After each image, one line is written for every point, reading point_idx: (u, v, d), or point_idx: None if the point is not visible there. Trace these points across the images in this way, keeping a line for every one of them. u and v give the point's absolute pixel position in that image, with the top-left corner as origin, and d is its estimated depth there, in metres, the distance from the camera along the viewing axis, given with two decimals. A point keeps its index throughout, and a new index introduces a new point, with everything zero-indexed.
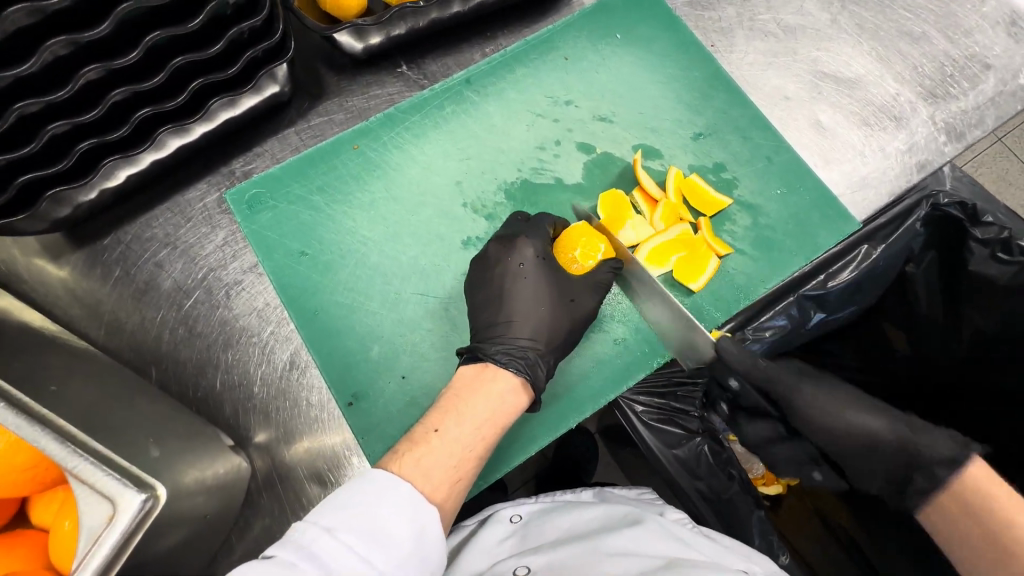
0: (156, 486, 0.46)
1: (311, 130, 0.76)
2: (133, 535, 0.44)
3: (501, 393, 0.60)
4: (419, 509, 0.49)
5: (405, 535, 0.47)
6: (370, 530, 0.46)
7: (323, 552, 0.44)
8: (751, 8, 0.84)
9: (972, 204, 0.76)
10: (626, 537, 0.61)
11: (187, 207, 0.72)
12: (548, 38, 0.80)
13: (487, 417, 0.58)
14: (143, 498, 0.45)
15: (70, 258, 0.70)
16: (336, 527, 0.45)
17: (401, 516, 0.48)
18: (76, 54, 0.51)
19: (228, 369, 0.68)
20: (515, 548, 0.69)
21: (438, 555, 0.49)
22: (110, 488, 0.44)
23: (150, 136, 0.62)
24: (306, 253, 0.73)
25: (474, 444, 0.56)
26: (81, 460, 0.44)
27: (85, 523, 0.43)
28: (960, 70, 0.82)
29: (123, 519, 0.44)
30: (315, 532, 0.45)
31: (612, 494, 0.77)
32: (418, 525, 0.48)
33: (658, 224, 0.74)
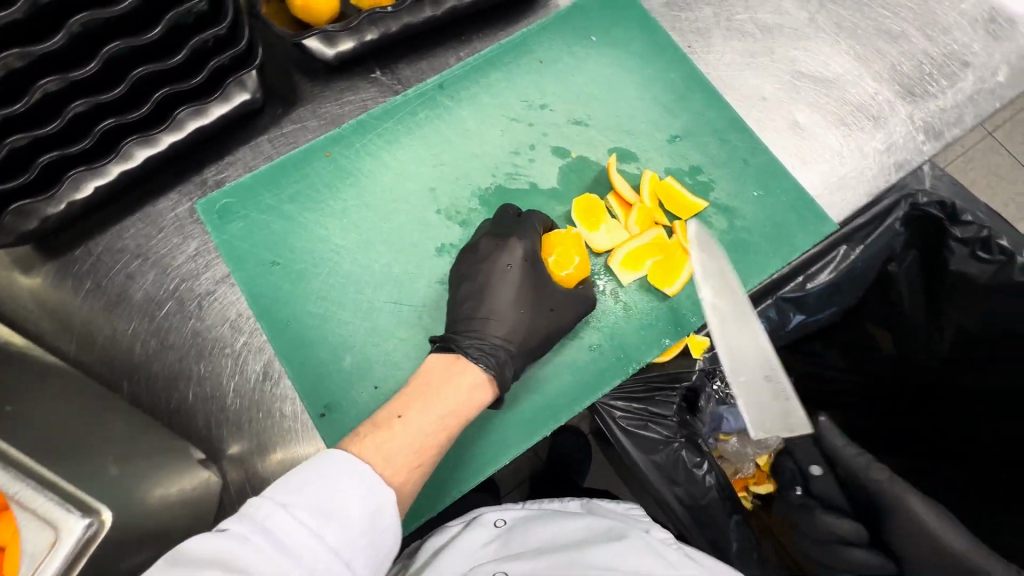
0: (102, 511, 0.45)
1: (284, 138, 0.75)
2: (77, 558, 0.44)
3: (470, 386, 0.61)
4: (374, 493, 0.50)
5: (359, 516, 0.48)
6: (324, 510, 0.47)
7: (276, 528, 0.45)
8: (728, 8, 0.82)
9: (952, 202, 0.76)
10: (612, 552, 0.61)
11: (158, 218, 0.71)
12: (522, 41, 0.79)
13: (453, 408, 0.58)
14: (85, 523, 0.44)
15: (40, 271, 0.69)
16: (290, 504, 0.47)
17: (355, 498, 0.48)
18: (33, 67, 0.51)
19: (201, 382, 0.67)
20: (497, 553, 0.68)
21: (391, 538, 0.50)
22: (54, 514, 0.44)
23: (115, 147, 0.62)
24: (277, 263, 0.73)
25: (439, 433, 0.56)
26: (24, 485, 0.44)
27: (25, 550, 0.43)
28: (939, 68, 0.81)
29: (67, 543, 0.43)
30: (270, 508, 0.46)
31: (599, 506, 0.76)
32: (372, 508, 0.49)
33: (634, 228, 0.73)
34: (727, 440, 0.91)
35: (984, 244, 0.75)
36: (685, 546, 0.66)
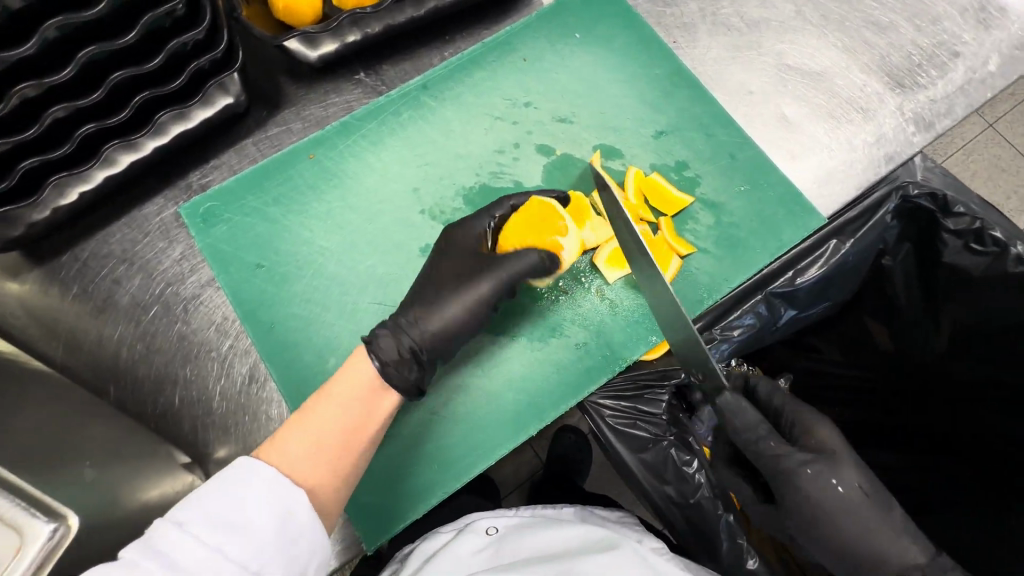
0: (70, 514, 0.39)
1: (269, 141, 0.75)
2: (41, 568, 0.38)
3: (364, 375, 0.58)
4: (282, 498, 0.49)
5: (265, 521, 0.47)
6: (224, 523, 0.46)
7: (176, 551, 0.44)
8: (713, 3, 0.82)
9: (943, 194, 0.74)
10: (598, 563, 0.62)
11: (144, 222, 0.71)
12: (505, 40, 0.79)
13: (348, 400, 0.56)
14: (51, 529, 0.38)
15: (28, 277, 0.69)
16: (186, 522, 0.45)
17: (260, 505, 0.48)
18: (8, 73, 0.51)
19: (187, 385, 0.67)
20: (488, 562, 0.67)
21: (308, 542, 0.50)
22: (17, 518, 0.38)
23: (98, 152, 0.62)
24: (262, 265, 0.73)
25: (339, 427, 0.55)
26: None
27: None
28: (929, 59, 0.80)
29: (31, 550, 0.38)
30: (168, 527, 0.45)
31: (590, 514, 0.75)
32: (280, 512, 0.48)
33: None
34: None
35: (980, 236, 0.73)
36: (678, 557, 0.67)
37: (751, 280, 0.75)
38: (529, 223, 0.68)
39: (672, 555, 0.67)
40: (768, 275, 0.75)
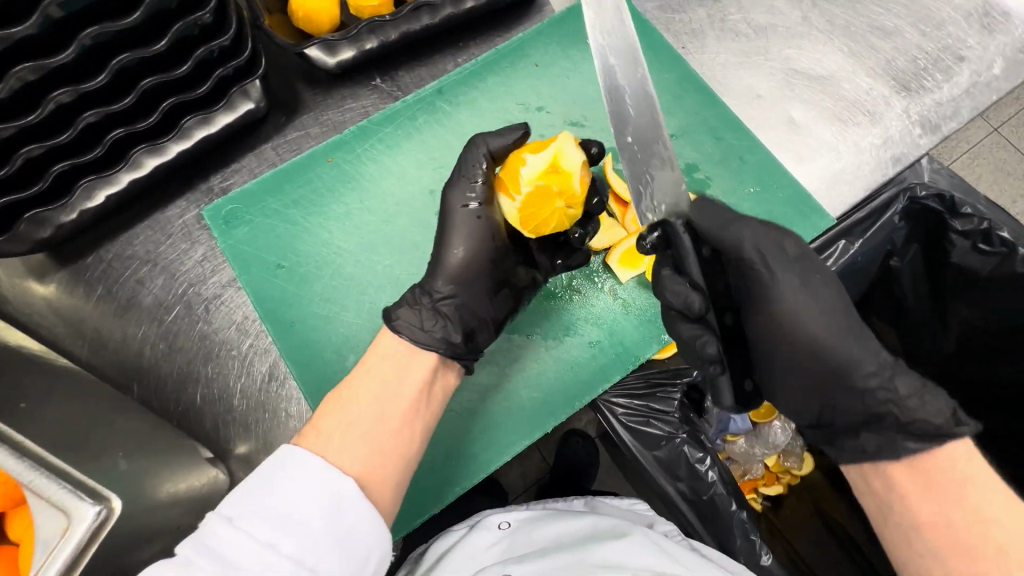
0: (112, 497, 0.45)
1: (288, 145, 0.77)
2: (87, 547, 0.43)
3: (393, 352, 0.57)
4: (331, 486, 0.46)
5: (315, 513, 0.44)
6: (271, 518, 0.43)
7: (226, 547, 0.42)
8: (721, 9, 0.84)
9: (951, 195, 0.75)
10: (615, 550, 0.60)
11: (167, 224, 0.73)
12: (519, 46, 0.81)
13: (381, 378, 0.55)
14: (96, 509, 0.43)
15: (54, 278, 0.71)
16: (235, 517, 0.43)
17: (308, 495, 0.45)
18: (45, 81, 0.52)
19: (208, 383, 0.69)
20: (502, 556, 0.68)
21: (365, 532, 0.46)
22: (65, 501, 0.43)
23: (125, 156, 0.64)
24: (282, 266, 0.74)
25: (373, 402, 0.52)
26: (38, 473, 0.44)
27: (39, 537, 0.43)
28: (934, 63, 0.81)
29: (79, 531, 0.43)
30: (217, 523, 0.43)
31: (601, 503, 0.76)
32: (330, 501, 0.45)
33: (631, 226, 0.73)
34: (734, 441, 0.91)
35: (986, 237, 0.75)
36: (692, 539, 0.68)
37: None
38: (513, 157, 0.64)
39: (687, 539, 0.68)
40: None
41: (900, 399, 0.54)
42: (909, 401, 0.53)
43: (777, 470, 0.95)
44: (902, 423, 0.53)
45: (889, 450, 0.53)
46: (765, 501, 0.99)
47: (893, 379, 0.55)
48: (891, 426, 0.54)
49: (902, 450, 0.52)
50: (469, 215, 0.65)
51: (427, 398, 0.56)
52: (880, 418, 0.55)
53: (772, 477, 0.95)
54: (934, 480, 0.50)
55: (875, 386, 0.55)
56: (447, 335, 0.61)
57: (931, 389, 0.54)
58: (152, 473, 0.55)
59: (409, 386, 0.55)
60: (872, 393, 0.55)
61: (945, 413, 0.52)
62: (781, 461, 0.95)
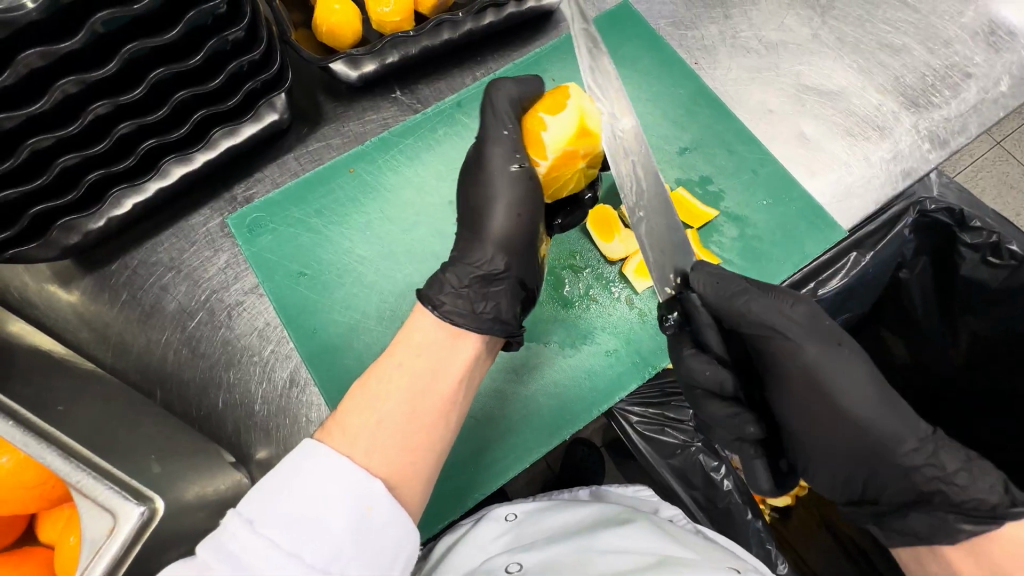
0: (155, 500, 0.48)
1: (310, 155, 0.79)
2: (132, 546, 0.46)
3: (426, 338, 0.58)
4: (360, 490, 0.46)
5: (341, 518, 0.45)
6: (296, 523, 0.44)
7: (245, 553, 0.42)
8: (733, 27, 0.86)
9: (960, 210, 0.77)
10: (617, 536, 0.61)
11: (191, 232, 0.75)
12: (536, 61, 0.83)
13: (412, 368, 0.55)
14: (142, 510, 0.47)
15: (80, 283, 0.72)
16: (257, 520, 0.43)
17: (335, 498, 0.45)
18: (85, 92, 0.53)
19: (230, 389, 0.70)
20: (511, 545, 0.68)
21: (393, 537, 0.47)
22: (110, 501, 0.46)
23: (155, 166, 0.65)
24: (305, 273, 0.76)
25: (410, 393, 0.53)
26: (84, 474, 0.47)
27: (88, 535, 0.46)
28: (942, 80, 0.83)
29: (123, 531, 0.46)
30: (237, 527, 0.43)
31: (607, 493, 0.76)
32: (358, 504, 0.46)
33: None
34: None
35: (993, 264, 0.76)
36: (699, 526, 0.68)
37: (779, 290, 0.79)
38: (531, 119, 0.64)
39: (698, 529, 0.67)
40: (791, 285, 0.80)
41: (946, 477, 0.55)
42: (957, 477, 0.54)
43: None
44: (950, 501, 0.54)
45: (943, 533, 0.54)
46: (774, 513, 1.00)
47: (935, 453, 0.56)
48: (940, 506, 0.55)
49: (954, 532, 0.53)
50: (500, 199, 0.64)
51: (462, 390, 0.57)
52: (929, 497, 0.56)
53: (780, 488, 0.95)
54: (994, 566, 0.51)
55: (920, 463, 0.56)
56: (499, 314, 0.61)
57: (975, 461, 0.55)
58: (179, 476, 0.56)
59: (447, 378, 0.56)
60: (919, 471, 0.56)
61: (997, 490, 0.52)
62: None
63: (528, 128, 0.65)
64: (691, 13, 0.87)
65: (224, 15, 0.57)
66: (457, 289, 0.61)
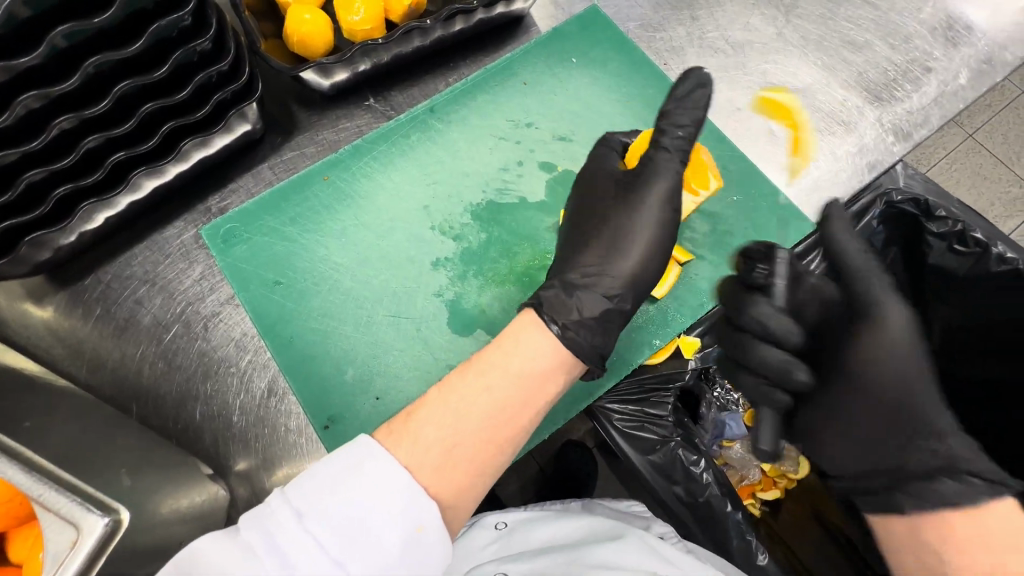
0: (121, 511, 0.48)
1: (284, 165, 0.79)
2: (96, 558, 0.46)
3: (519, 362, 0.57)
4: (416, 505, 0.46)
5: (394, 533, 0.44)
6: (346, 525, 0.44)
7: (286, 545, 0.42)
8: (700, 28, 0.88)
9: (925, 199, 0.79)
10: (608, 550, 0.62)
11: (165, 245, 0.74)
12: (506, 66, 0.84)
13: (498, 396, 0.54)
14: (106, 521, 0.47)
15: (53, 300, 0.72)
16: (306, 514, 0.44)
17: (389, 508, 0.45)
18: (49, 107, 0.53)
19: (207, 401, 0.70)
20: (499, 554, 0.69)
21: (435, 560, 0.46)
22: (74, 514, 0.46)
23: (124, 179, 0.65)
24: (280, 282, 0.76)
25: (489, 421, 0.53)
26: (46, 488, 0.47)
27: (51, 549, 0.46)
28: (903, 74, 0.85)
29: (87, 542, 0.46)
30: (284, 518, 0.43)
31: (598, 506, 0.76)
32: (411, 527, 0.45)
33: (698, 191, 0.78)
34: (731, 447, 0.96)
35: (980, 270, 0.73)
36: (686, 543, 0.68)
37: None
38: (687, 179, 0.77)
39: (682, 542, 0.68)
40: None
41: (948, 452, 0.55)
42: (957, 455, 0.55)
43: (774, 474, 0.98)
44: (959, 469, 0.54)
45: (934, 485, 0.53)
46: (765, 506, 1.02)
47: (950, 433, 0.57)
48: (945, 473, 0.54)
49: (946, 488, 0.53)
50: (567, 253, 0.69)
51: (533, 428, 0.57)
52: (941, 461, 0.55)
53: (769, 481, 0.99)
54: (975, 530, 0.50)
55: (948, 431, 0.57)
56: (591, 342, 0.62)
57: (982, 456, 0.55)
58: (155, 489, 0.55)
59: (524, 413, 0.55)
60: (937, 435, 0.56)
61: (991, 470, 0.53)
62: (777, 466, 0.98)
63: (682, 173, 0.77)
64: (658, 15, 0.89)
65: (189, 27, 0.57)
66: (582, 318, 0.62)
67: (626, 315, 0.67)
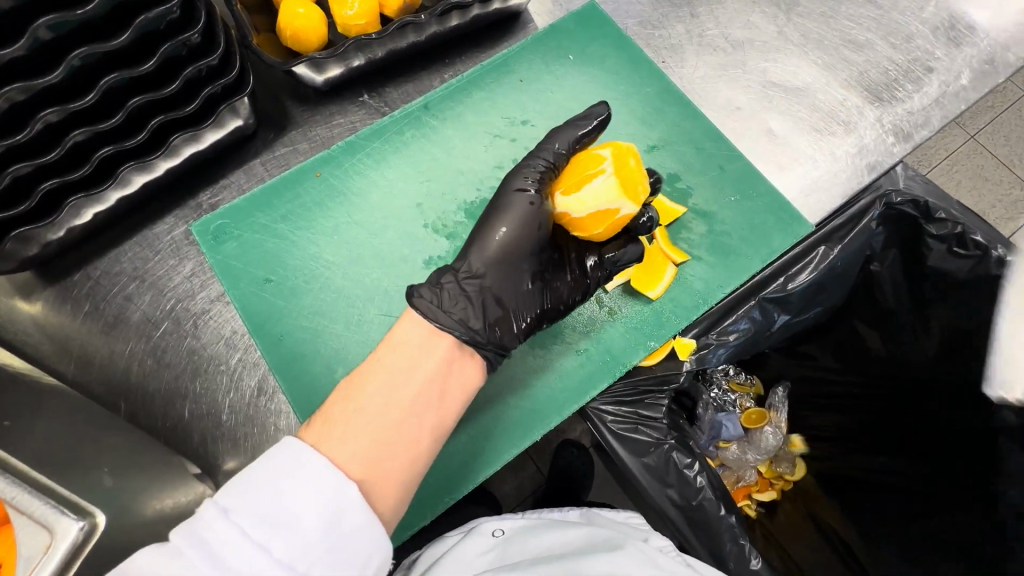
0: (96, 514, 0.47)
1: (276, 161, 0.78)
2: (71, 562, 0.45)
3: (412, 345, 0.59)
4: (335, 490, 0.47)
5: (317, 518, 0.45)
6: (269, 518, 0.44)
7: (218, 542, 0.43)
8: (700, 25, 0.87)
9: (925, 201, 0.78)
10: (606, 562, 0.61)
11: (155, 241, 0.74)
12: (502, 62, 0.83)
13: (396, 377, 0.56)
14: (81, 524, 0.45)
15: (41, 296, 0.71)
16: (232, 511, 0.44)
17: (307, 495, 0.46)
18: (33, 100, 0.52)
19: (196, 399, 0.69)
20: (495, 564, 0.69)
21: (364, 542, 0.47)
22: (48, 517, 0.45)
23: (112, 174, 0.64)
24: (271, 280, 0.75)
25: (399, 404, 0.55)
26: (20, 489, 0.46)
27: (22, 553, 0.44)
28: (905, 74, 0.84)
29: (62, 546, 0.45)
30: (211, 517, 0.44)
31: (599, 516, 0.76)
32: (331, 508, 0.46)
33: (602, 168, 0.66)
34: (727, 447, 0.95)
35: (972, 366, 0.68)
36: (686, 556, 0.68)
37: (746, 285, 0.78)
38: (584, 169, 0.68)
39: (681, 554, 0.68)
40: (734, 300, 0.79)
41: None
42: None
43: (770, 475, 1.00)
44: None
45: None
46: (760, 508, 1.02)
47: None
48: None
49: None
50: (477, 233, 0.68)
51: (451, 411, 0.59)
52: None
53: (765, 482, 1.00)
54: None
55: None
56: (465, 319, 0.63)
57: None
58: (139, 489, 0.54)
59: (435, 396, 0.57)
60: None
61: None
62: (773, 467, 1.00)
63: (570, 174, 0.69)
64: (657, 12, 0.88)
65: (177, 19, 0.56)
66: (455, 302, 0.63)
67: (518, 304, 0.68)
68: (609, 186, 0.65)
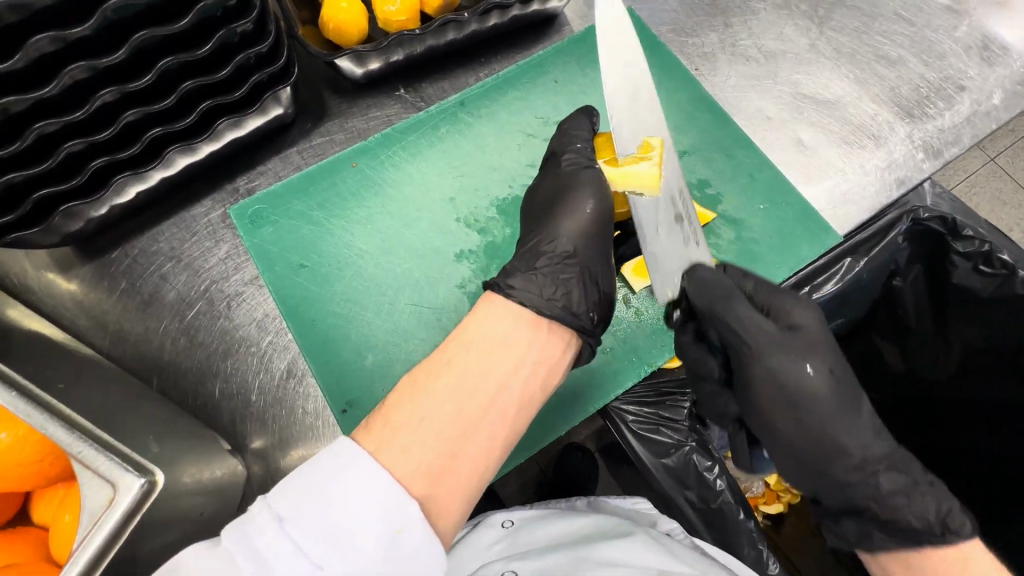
0: (156, 473, 0.50)
1: (313, 150, 0.80)
2: (130, 520, 0.47)
3: (486, 347, 0.56)
4: (392, 508, 0.45)
5: (375, 534, 0.44)
6: (325, 531, 0.43)
7: (268, 550, 0.42)
8: (733, 35, 0.88)
9: (953, 218, 0.77)
10: (614, 548, 0.61)
11: (192, 223, 0.75)
12: (538, 63, 0.84)
13: (469, 382, 0.54)
14: (143, 481, 0.48)
15: (79, 271, 0.72)
16: (287, 519, 0.43)
17: (366, 511, 0.44)
18: (93, 79, 0.54)
19: (227, 378, 0.71)
20: (506, 553, 0.69)
21: (420, 561, 0.45)
22: (111, 473, 0.48)
23: (160, 154, 0.66)
24: (305, 265, 0.76)
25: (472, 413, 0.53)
26: (85, 445, 0.48)
27: (88, 505, 0.47)
28: (936, 92, 0.85)
29: (124, 502, 0.47)
30: (265, 522, 0.43)
31: (606, 505, 0.76)
32: (389, 528, 0.44)
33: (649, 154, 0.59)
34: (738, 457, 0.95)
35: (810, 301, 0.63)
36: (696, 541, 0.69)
37: None
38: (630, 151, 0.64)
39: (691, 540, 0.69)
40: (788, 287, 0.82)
41: (878, 496, 0.60)
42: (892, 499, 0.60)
43: (777, 488, 0.99)
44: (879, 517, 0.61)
45: (865, 543, 0.61)
46: (767, 519, 1.02)
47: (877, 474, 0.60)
48: (870, 519, 0.61)
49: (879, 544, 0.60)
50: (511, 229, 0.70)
51: (520, 420, 0.57)
52: (860, 510, 0.62)
53: (772, 495, 0.99)
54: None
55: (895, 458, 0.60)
56: (568, 304, 0.63)
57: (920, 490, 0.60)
58: (176, 458, 0.55)
59: (507, 403, 0.55)
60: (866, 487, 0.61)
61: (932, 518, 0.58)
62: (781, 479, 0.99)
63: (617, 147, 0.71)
64: (692, 20, 0.89)
65: (233, 6, 0.58)
66: (555, 282, 0.64)
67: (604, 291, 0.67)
68: (649, 175, 0.58)
